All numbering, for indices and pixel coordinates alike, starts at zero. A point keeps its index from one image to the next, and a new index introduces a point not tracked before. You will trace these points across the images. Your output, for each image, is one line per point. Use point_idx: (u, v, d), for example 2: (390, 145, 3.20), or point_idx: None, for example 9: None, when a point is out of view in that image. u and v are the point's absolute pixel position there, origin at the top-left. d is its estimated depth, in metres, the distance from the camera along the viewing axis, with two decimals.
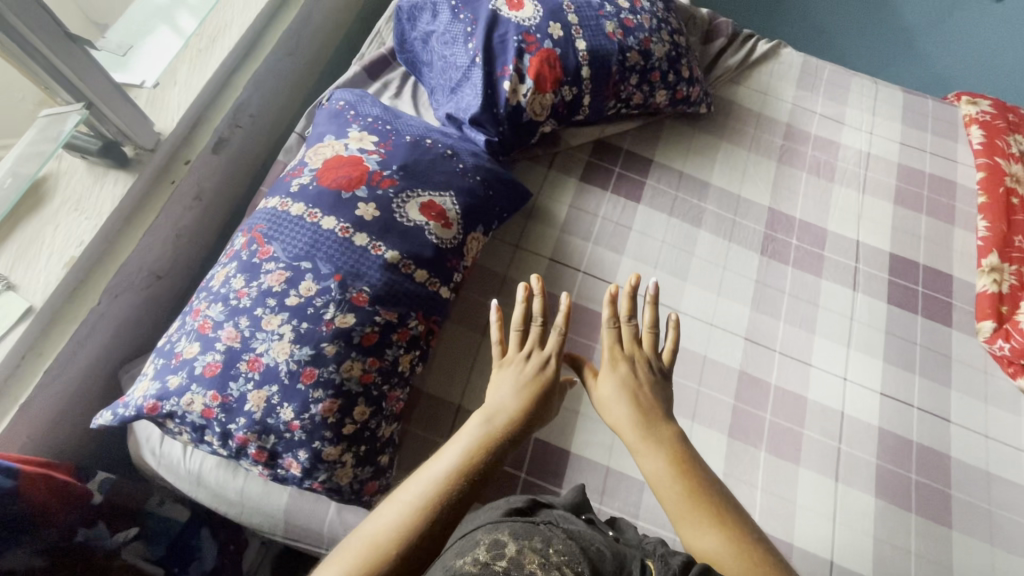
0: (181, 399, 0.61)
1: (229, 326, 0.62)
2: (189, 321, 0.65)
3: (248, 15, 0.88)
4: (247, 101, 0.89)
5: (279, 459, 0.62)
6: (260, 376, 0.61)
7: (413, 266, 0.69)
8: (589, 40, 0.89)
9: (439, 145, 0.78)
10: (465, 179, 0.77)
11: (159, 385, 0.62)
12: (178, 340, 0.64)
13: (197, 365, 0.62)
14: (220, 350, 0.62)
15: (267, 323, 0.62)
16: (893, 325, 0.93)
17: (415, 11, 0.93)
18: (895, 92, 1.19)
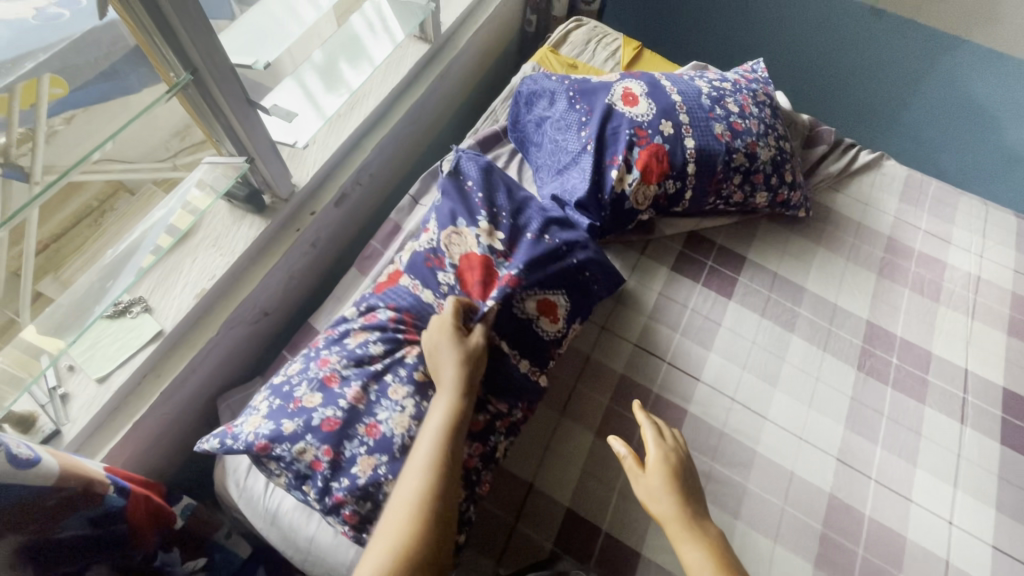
0: (293, 446, 0.64)
1: (356, 386, 0.66)
2: (314, 368, 0.69)
3: (385, 87, 0.98)
4: (370, 162, 0.96)
5: (366, 525, 0.63)
6: (376, 444, 0.64)
7: (522, 357, 0.74)
8: (698, 140, 0.92)
9: (559, 241, 0.80)
10: (576, 276, 0.79)
11: (273, 428, 0.65)
12: (299, 386, 0.68)
13: (316, 418, 0.65)
14: (344, 407, 0.65)
15: (393, 392, 0.66)
16: (1009, 470, 0.85)
17: (533, 97, 1.00)
18: (1008, 217, 1.14)
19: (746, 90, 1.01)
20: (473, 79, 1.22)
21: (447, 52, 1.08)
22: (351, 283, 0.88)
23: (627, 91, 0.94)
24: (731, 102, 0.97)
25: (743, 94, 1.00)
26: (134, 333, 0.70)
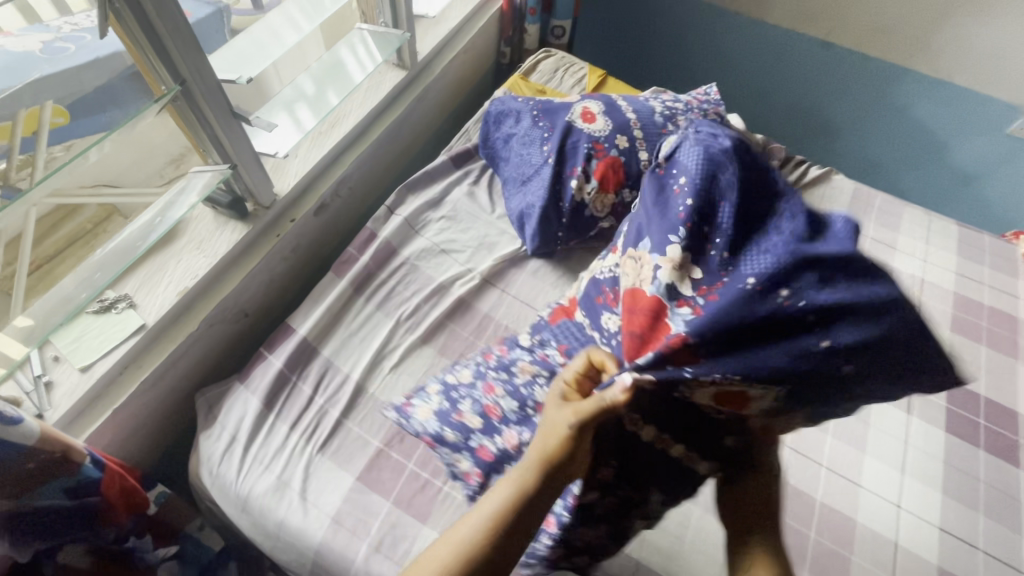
0: (453, 454, 0.73)
1: (513, 432, 0.71)
2: (479, 390, 0.76)
3: (364, 108, 1.06)
4: (349, 175, 1.04)
5: None
6: (473, 487, 0.72)
7: (695, 458, 0.57)
8: (652, 153, 1.00)
9: (791, 294, 0.49)
10: (795, 334, 0.48)
11: (435, 428, 0.75)
12: (462, 398, 0.76)
13: (474, 440, 0.72)
14: (501, 444, 0.71)
15: (508, 440, 0.71)
16: (953, 456, 0.89)
17: (501, 116, 1.09)
18: (951, 225, 1.21)
19: (698, 109, 1.10)
20: (449, 104, 1.31)
21: (423, 78, 1.18)
22: (328, 285, 0.93)
23: (586, 109, 1.02)
24: (683, 119, 1.06)
25: (694, 112, 1.09)
26: (117, 327, 0.75)
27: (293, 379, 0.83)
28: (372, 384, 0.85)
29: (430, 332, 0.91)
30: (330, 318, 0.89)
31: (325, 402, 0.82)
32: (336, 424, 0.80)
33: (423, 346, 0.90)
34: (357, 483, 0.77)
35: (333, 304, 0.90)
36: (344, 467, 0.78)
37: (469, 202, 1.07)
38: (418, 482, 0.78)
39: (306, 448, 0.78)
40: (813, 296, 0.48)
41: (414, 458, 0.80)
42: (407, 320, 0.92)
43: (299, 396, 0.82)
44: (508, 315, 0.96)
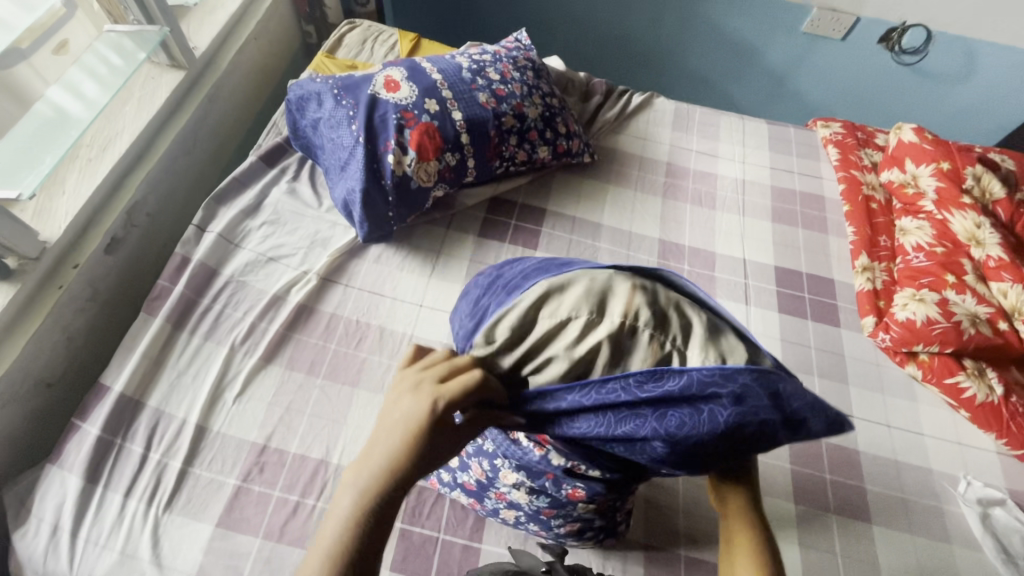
0: (458, 487, 0.73)
1: (475, 464, 0.68)
2: None
3: (140, 121, 0.93)
4: (143, 200, 0.92)
5: (575, 535, 0.71)
6: (486, 510, 0.74)
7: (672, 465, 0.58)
8: (465, 111, 0.97)
9: (622, 427, 0.52)
10: (653, 442, 0.53)
11: (449, 475, 0.73)
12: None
13: (458, 476, 0.71)
14: (474, 477, 0.69)
15: (481, 471, 0.68)
16: (787, 332, 0.99)
17: (302, 101, 1.00)
18: (761, 124, 1.32)
19: (506, 58, 1.08)
20: (254, 98, 1.19)
21: (209, 75, 1.05)
22: (142, 327, 0.83)
23: (388, 78, 0.97)
24: (492, 71, 1.04)
25: (503, 62, 1.07)
26: None
27: (119, 441, 0.74)
28: (216, 420, 0.78)
29: (272, 349, 0.85)
30: (151, 364, 0.80)
31: (162, 455, 0.74)
32: (181, 474, 0.73)
33: (268, 365, 0.83)
34: (218, 528, 0.70)
35: (151, 347, 0.81)
36: (200, 516, 0.71)
37: (292, 201, 1.00)
38: (288, 507, 0.73)
39: (150, 510, 0.70)
40: (658, 428, 0.51)
41: (279, 483, 0.75)
42: (243, 343, 0.84)
43: (129, 457, 0.73)
44: (356, 309, 0.91)
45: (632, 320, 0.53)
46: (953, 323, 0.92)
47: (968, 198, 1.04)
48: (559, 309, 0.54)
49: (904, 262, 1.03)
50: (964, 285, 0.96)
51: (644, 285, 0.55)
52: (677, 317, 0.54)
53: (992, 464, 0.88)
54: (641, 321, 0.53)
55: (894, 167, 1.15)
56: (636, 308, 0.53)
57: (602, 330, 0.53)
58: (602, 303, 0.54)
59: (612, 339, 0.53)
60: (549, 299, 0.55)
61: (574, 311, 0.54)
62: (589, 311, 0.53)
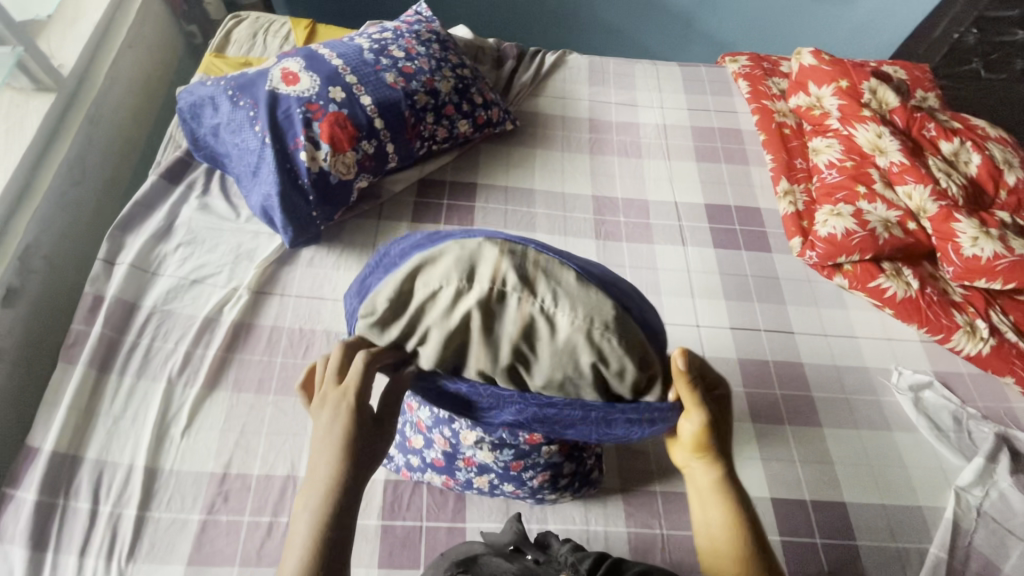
0: (428, 468, 0.73)
1: (438, 434, 0.67)
2: (408, 412, 0.70)
3: (12, 156, 0.84)
4: (36, 242, 0.84)
5: (549, 487, 0.73)
6: (460, 484, 0.74)
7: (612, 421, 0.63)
8: (374, 94, 0.93)
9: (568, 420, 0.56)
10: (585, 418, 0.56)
11: (416, 458, 0.72)
12: (406, 426, 0.72)
13: (426, 456, 0.71)
14: (438, 450, 0.69)
15: (444, 443, 0.67)
16: (724, 265, 1.03)
17: (195, 109, 0.93)
18: (674, 67, 1.33)
19: (408, 33, 1.04)
20: (143, 112, 1.10)
21: (84, 94, 0.96)
22: (63, 378, 0.77)
23: (285, 71, 0.91)
24: (395, 49, 0.99)
25: (405, 38, 1.02)
26: None
27: (61, 502, 0.69)
28: (166, 459, 0.74)
29: (214, 374, 0.81)
30: (81, 415, 0.74)
31: (114, 506, 0.69)
32: (139, 521, 0.69)
33: (213, 392, 0.79)
34: (190, 566, 0.68)
35: (78, 397, 0.75)
36: (168, 559, 0.68)
37: (206, 216, 0.94)
38: (261, 529, 0.71)
39: (112, 564, 0.66)
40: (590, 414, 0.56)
41: (247, 508, 0.72)
42: (181, 374, 0.79)
43: (77, 516, 0.68)
44: (297, 317, 0.87)
45: (500, 287, 0.44)
46: (869, 231, 0.98)
47: (867, 111, 1.11)
48: (425, 285, 0.46)
49: (820, 180, 1.08)
50: (874, 194, 1.03)
51: (515, 250, 0.45)
52: (551, 282, 0.45)
53: (917, 352, 0.96)
54: (510, 287, 0.44)
55: (800, 92, 1.19)
56: (504, 274, 0.44)
57: (471, 299, 0.45)
58: (468, 270, 0.45)
59: (484, 314, 0.45)
60: (418, 271, 0.46)
61: (445, 281, 0.45)
62: (459, 281, 0.45)
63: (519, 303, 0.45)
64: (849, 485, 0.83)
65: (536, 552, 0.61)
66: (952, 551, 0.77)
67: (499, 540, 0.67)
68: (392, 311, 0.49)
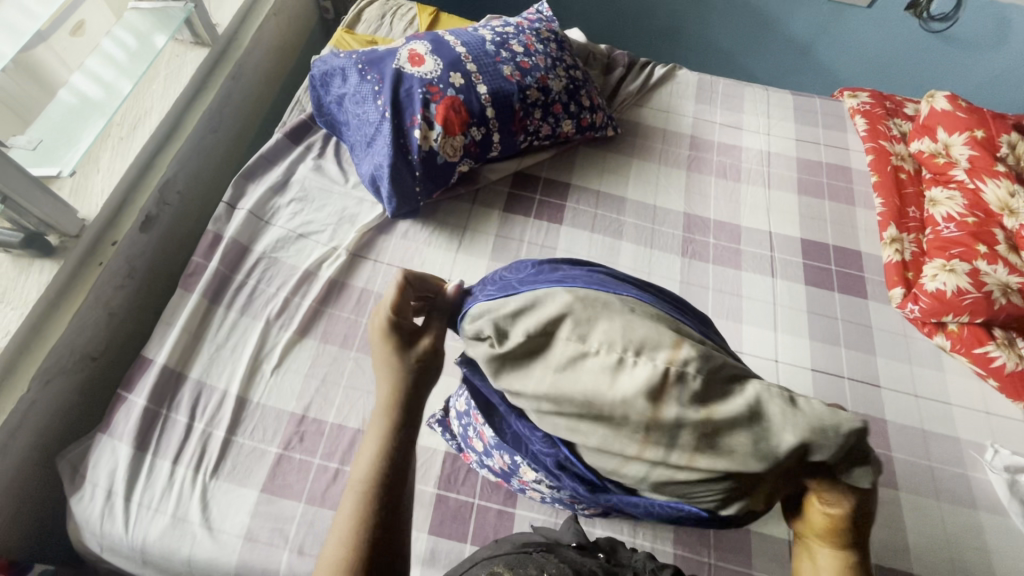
0: (485, 468, 0.74)
1: (501, 458, 0.66)
2: (470, 422, 0.67)
3: (168, 100, 0.94)
4: (174, 178, 0.93)
5: (599, 511, 0.73)
6: (510, 487, 0.75)
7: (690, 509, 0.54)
8: (490, 84, 0.97)
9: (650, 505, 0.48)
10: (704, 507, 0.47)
11: (474, 457, 0.73)
12: (467, 427, 0.70)
13: (484, 462, 0.71)
14: (499, 467, 0.68)
15: (509, 468, 0.66)
16: (813, 303, 0.99)
17: (326, 77, 1.00)
18: (786, 96, 1.29)
19: (529, 30, 1.07)
20: (275, 76, 1.19)
21: (232, 53, 1.05)
22: (179, 303, 0.85)
23: (412, 52, 0.97)
24: (515, 43, 1.03)
25: (526, 34, 1.05)
26: None
27: (164, 411, 0.76)
28: (256, 392, 0.80)
29: (306, 323, 0.86)
30: (189, 338, 0.82)
31: (206, 425, 0.76)
32: (225, 443, 0.75)
33: (303, 338, 0.85)
34: (263, 494, 0.73)
35: (190, 322, 0.83)
36: (245, 483, 0.73)
37: (318, 177, 1.00)
38: (328, 473, 0.75)
39: (197, 476, 0.73)
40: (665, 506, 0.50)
41: (319, 452, 0.77)
42: (278, 317, 0.86)
43: (175, 427, 0.75)
44: (385, 284, 0.92)
45: (681, 370, 0.39)
46: (984, 293, 0.92)
47: (1001, 166, 1.03)
48: (587, 342, 0.41)
49: (934, 233, 1.02)
50: (996, 256, 0.96)
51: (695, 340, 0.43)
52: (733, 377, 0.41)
53: (1020, 432, 0.89)
54: (690, 372, 0.39)
55: (924, 137, 1.13)
56: (685, 354, 0.40)
57: (642, 373, 0.39)
58: (638, 343, 0.40)
59: (653, 392, 0.39)
60: (579, 322, 0.42)
61: (602, 339, 0.41)
62: (623, 350, 0.40)
63: (700, 387, 0.39)
64: (920, 556, 0.78)
65: (603, 550, 0.60)
66: None
67: (559, 538, 0.66)
68: (525, 349, 0.44)
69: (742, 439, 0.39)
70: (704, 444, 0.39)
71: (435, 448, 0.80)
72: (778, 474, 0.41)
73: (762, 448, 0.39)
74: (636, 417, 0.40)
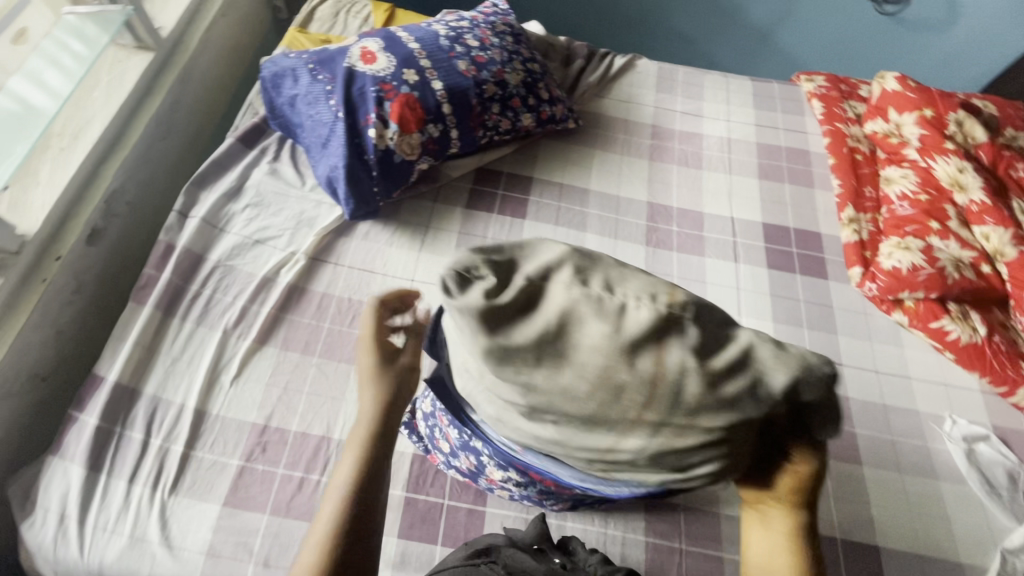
0: (453, 469, 0.74)
1: (466, 457, 0.66)
2: (435, 424, 0.68)
3: (111, 107, 0.91)
4: (122, 188, 0.90)
5: (574, 505, 0.73)
6: (480, 486, 0.75)
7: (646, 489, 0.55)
8: (445, 80, 0.95)
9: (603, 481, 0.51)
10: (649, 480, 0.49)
11: (440, 457, 0.73)
12: (434, 430, 0.69)
13: (451, 463, 0.71)
14: (466, 466, 0.68)
15: (477, 467, 0.67)
16: (776, 286, 1.00)
17: (277, 79, 0.98)
18: (745, 82, 1.30)
19: (484, 24, 1.06)
20: (227, 79, 1.16)
21: (178, 56, 1.02)
22: (131, 316, 0.82)
23: (364, 50, 0.95)
24: (470, 38, 1.01)
25: (481, 28, 1.04)
26: None
27: (118, 429, 0.74)
28: (215, 404, 0.78)
29: (265, 331, 0.84)
30: (143, 352, 0.80)
31: (163, 440, 0.74)
32: (183, 458, 0.73)
33: (262, 347, 0.83)
34: (225, 507, 0.71)
35: (143, 336, 0.80)
36: (206, 497, 0.71)
37: (274, 181, 0.98)
38: (293, 483, 0.74)
39: (155, 494, 0.71)
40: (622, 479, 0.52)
41: (283, 462, 0.75)
42: (235, 326, 0.84)
43: (130, 445, 0.73)
44: (347, 287, 0.90)
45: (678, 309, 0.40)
46: (938, 269, 0.94)
47: (951, 144, 1.05)
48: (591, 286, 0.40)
49: (889, 212, 1.04)
50: (948, 231, 0.98)
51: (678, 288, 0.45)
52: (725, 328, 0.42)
53: (977, 402, 0.91)
54: (686, 312, 0.40)
55: (878, 118, 1.15)
56: (681, 299, 0.41)
57: (642, 312, 0.39)
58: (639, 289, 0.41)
59: (653, 335, 0.39)
60: (576, 269, 0.41)
61: (603, 287, 0.40)
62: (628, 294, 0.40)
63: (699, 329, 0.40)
64: (884, 529, 0.80)
65: (561, 555, 0.61)
66: None
67: (523, 539, 0.66)
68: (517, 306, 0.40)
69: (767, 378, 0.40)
70: (720, 385, 0.39)
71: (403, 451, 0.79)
72: (769, 429, 0.42)
73: (762, 392, 0.39)
74: (642, 360, 0.38)
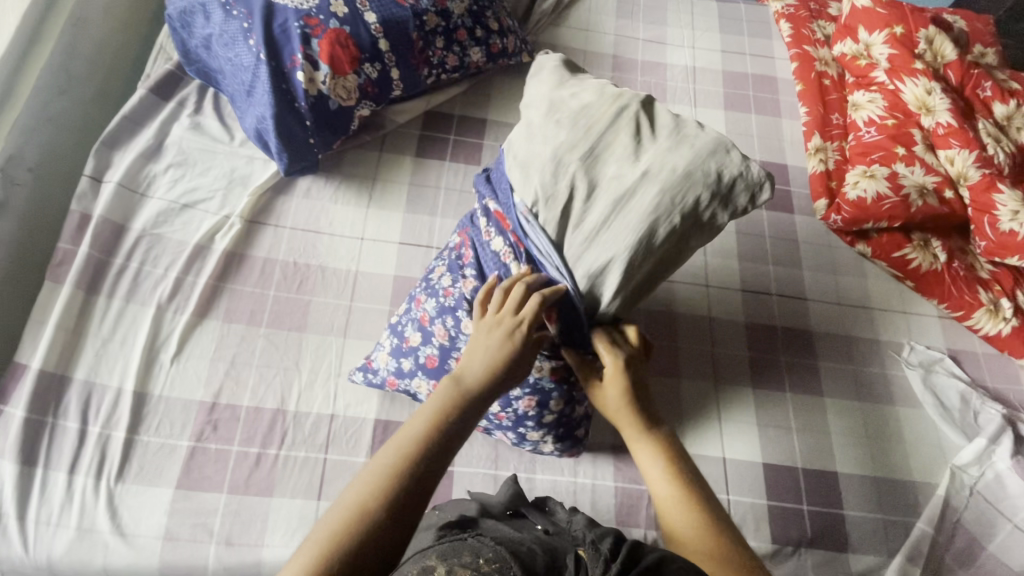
0: (414, 381, 0.71)
1: (440, 324, 0.68)
2: (414, 308, 0.72)
3: None
4: (19, 153, 0.80)
5: (534, 424, 0.71)
6: None
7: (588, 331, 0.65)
8: (379, 11, 0.85)
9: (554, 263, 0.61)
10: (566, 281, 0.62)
11: (395, 366, 0.72)
12: (407, 325, 0.73)
13: (421, 353, 0.70)
14: (437, 344, 0.68)
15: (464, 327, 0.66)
16: (742, 223, 0.97)
17: (186, 17, 0.86)
18: (710, 3, 1.21)
19: None
20: (133, 19, 1.02)
21: None
22: (49, 298, 0.75)
23: None
24: None
25: None
26: None
27: (50, 419, 0.69)
28: (156, 385, 0.73)
29: (203, 304, 0.78)
30: (69, 335, 0.73)
31: (103, 427, 0.69)
32: (127, 443, 0.69)
33: (203, 320, 0.78)
34: (178, 490, 0.68)
35: (66, 318, 0.73)
36: (157, 482, 0.68)
37: (197, 136, 0.88)
38: (249, 459, 0.71)
39: (100, 483, 0.67)
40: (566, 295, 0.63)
41: (237, 438, 0.72)
42: (170, 300, 0.77)
43: (66, 434, 0.68)
44: (291, 250, 0.84)
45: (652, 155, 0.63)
46: (902, 197, 0.92)
47: (920, 63, 1.01)
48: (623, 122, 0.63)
49: (856, 139, 1.01)
50: (913, 157, 0.96)
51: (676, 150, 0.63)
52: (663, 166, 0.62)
53: (933, 327, 0.92)
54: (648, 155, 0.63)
55: (847, 38, 1.09)
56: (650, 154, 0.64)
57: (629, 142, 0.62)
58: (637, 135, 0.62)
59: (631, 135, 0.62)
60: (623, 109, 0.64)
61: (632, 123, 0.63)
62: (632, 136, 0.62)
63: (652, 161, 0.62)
64: (843, 455, 0.82)
65: (541, 520, 0.63)
66: (940, 527, 0.77)
67: (492, 502, 0.67)
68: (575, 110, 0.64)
69: (632, 164, 0.60)
70: (626, 171, 0.60)
71: (364, 416, 0.75)
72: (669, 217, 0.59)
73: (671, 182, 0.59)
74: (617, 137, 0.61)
